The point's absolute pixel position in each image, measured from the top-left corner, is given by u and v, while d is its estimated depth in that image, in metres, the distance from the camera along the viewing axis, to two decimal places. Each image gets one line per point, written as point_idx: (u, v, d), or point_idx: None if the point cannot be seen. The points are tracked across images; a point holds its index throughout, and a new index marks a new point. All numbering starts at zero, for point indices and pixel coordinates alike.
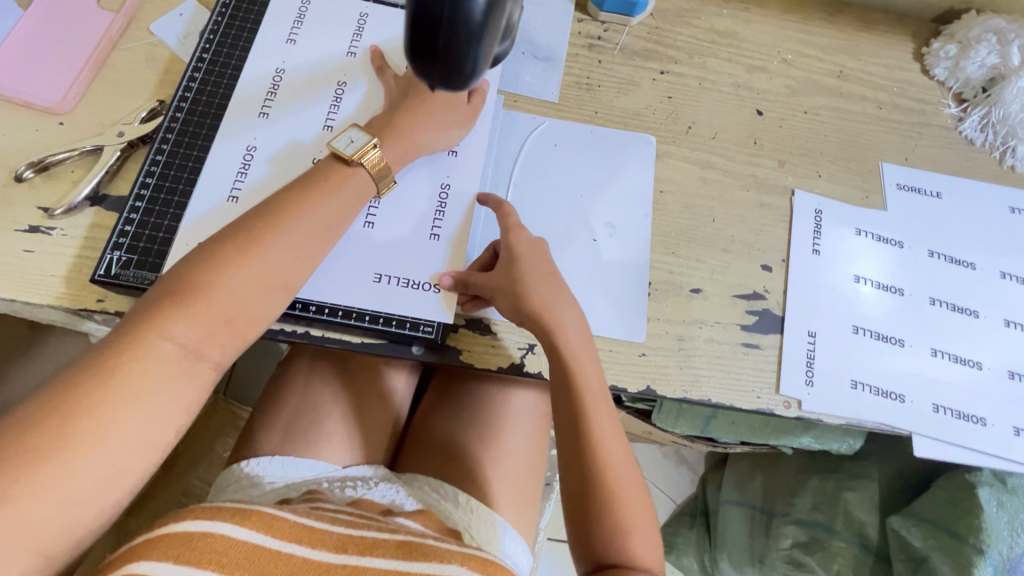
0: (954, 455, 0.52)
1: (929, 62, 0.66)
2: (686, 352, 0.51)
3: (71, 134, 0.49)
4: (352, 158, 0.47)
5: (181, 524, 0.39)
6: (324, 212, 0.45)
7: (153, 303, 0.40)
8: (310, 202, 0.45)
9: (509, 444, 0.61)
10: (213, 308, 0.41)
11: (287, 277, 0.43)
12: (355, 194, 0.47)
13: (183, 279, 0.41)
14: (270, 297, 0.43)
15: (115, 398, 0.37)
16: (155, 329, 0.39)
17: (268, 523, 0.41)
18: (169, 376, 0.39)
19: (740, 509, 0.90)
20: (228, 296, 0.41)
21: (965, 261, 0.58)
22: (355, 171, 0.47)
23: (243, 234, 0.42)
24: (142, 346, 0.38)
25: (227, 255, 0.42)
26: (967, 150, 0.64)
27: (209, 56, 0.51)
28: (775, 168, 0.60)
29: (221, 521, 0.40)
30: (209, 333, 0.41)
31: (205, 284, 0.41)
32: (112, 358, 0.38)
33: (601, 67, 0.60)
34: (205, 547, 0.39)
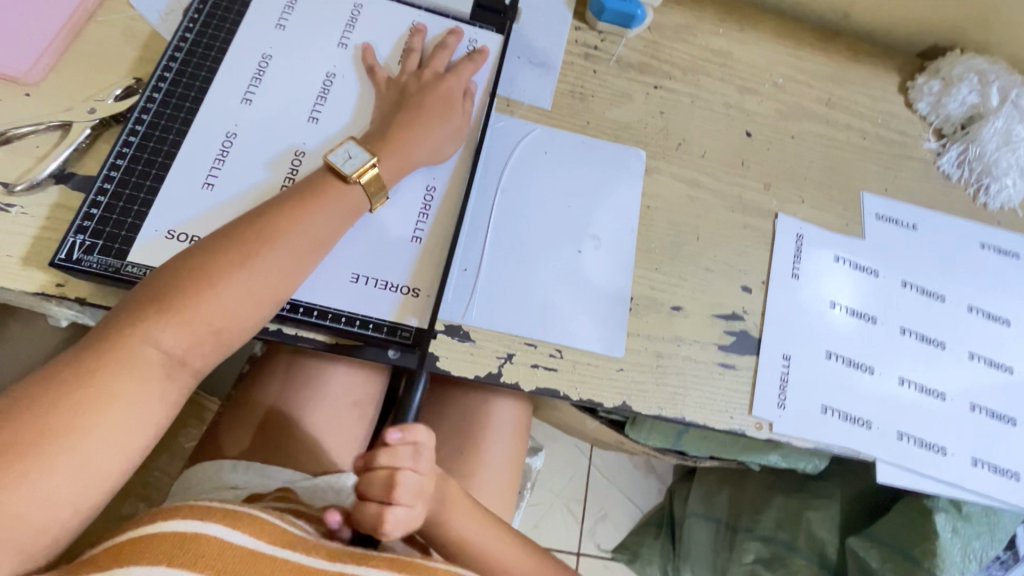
0: (915, 482, 0.53)
1: (913, 96, 0.68)
2: (664, 368, 0.51)
3: (38, 107, 0.47)
4: (351, 176, 0.46)
5: (169, 523, 0.38)
6: (320, 225, 0.44)
7: (140, 307, 0.39)
8: (306, 214, 0.44)
9: (483, 451, 0.61)
10: (199, 318, 0.40)
11: (278, 290, 0.42)
12: (353, 207, 0.46)
13: (170, 284, 0.40)
14: (258, 308, 0.42)
15: (96, 398, 0.37)
16: (139, 333, 0.38)
17: (262, 529, 0.41)
18: (150, 381, 0.39)
19: (706, 523, 0.91)
20: (217, 306, 0.40)
21: (936, 294, 0.60)
22: (351, 188, 0.46)
23: (236, 245, 0.41)
24: (125, 350, 0.38)
25: (219, 265, 0.40)
26: (944, 185, 0.66)
27: (192, 37, 0.49)
28: (761, 191, 0.60)
29: (214, 522, 0.39)
30: (195, 341, 0.40)
31: (195, 295, 0.40)
32: (96, 359, 0.38)
33: (596, 77, 0.60)
34: (198, 548, 0.38)
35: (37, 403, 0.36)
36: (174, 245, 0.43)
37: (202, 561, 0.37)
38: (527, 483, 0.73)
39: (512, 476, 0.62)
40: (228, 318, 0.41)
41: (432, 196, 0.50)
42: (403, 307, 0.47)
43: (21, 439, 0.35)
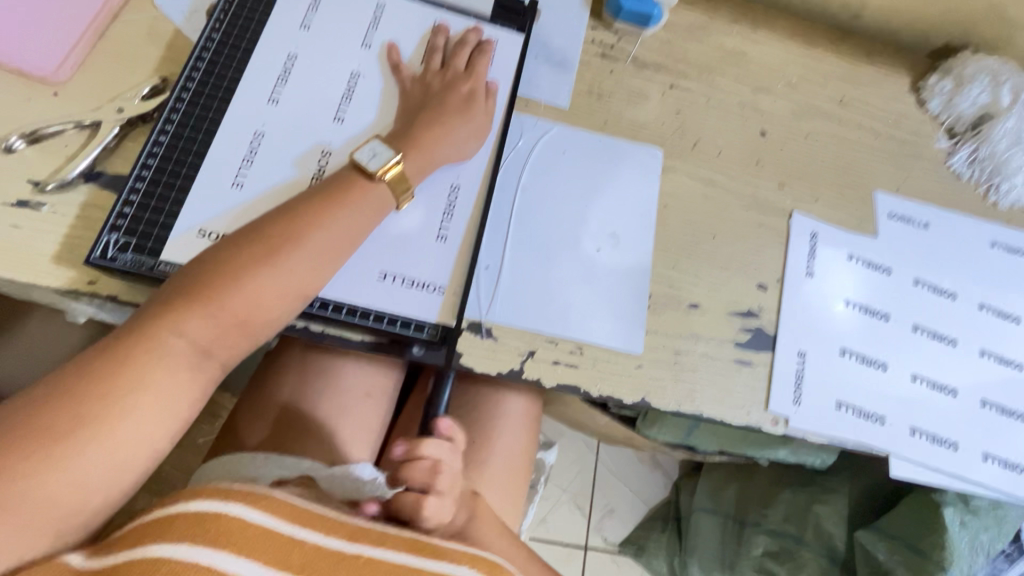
0: (927, 477, 0.54)
1: (924, 96, 0.69)
2: (682, 365, 0.52)
3: (66, 107, 0.47)
4: (375, 173, 0.46)
5: (193, 503, 0.38)
6: (346, 224, 0.45)
7: (169, 300, 0.40)
8: (333, 213, 0.44)
9: (500, 445, 0.62)
10: (226, 311, 0.41)
11: (304, 286, 0.43)
12: (377, 206, 0.46)
13: (199, 277, 0.41)
14: (284, 303, 0.42)
15: (126, 387, 0.38)
16: (168, 325, 0.40)
17: (285, 510, 0.40)
18: (178, 371, 0.40)
19: (712, 517, 0.92)
20: (244, 301, 0.41)
21: (947, 291, 0.61)
22: (376, 186, 0.46)
23: (265, 241, 0.42)
24: (154, 341, 0.39)
25: (247, 261, 0.41)
26: (955, 184, 0.66)
27: (218, 36, 0.50)
28: (775, 190, 0.61)
29: (236, 502, 0.38)
30: (221, 333, 0.41)
31: (222, 288, 0.40)
32: (128, 349, 0.38)
33: (613, 76, 0.61)
34: (220, 528, 0.37)
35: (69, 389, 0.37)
36: (207, 243, 0.44)
37: (223, 539, 0.37)
38: (541, 477, 0.74)
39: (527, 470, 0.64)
40: (255, 309, 0.42)
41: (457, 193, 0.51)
42: (432, 303, 0.47)
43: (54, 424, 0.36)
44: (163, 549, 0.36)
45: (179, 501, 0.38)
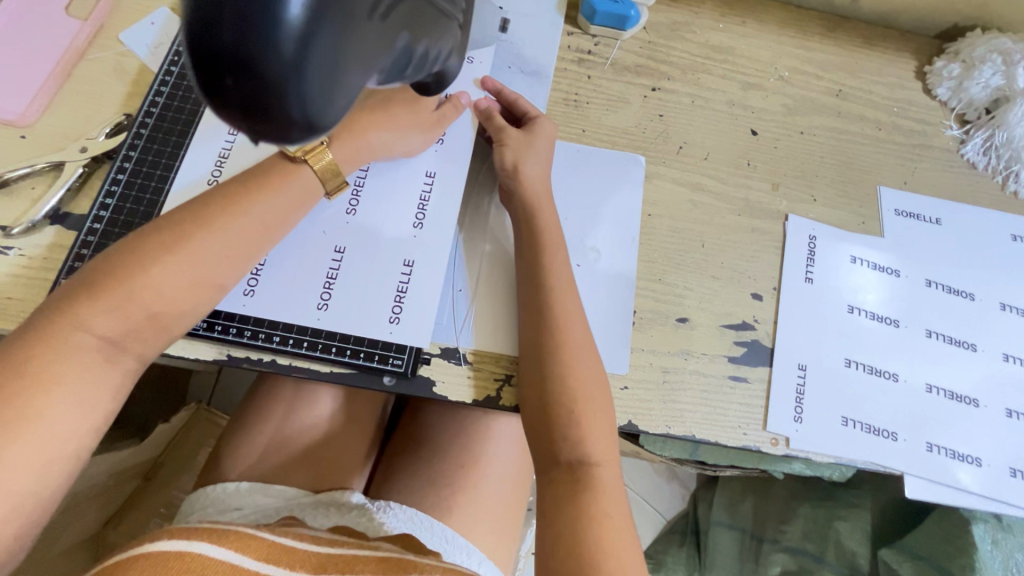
0: (947, 497, 0.50)
1: (931, 82, 0.64)
2: (671, 385, 0.49)
3: (33, 149, 0.47)
4: (296, 154, 0.45)
5: (156, 544, 0.39)
6: (263, 211, 0.42)
7: (172, 221, 0.40)
8: (250, 199, 0.42)
9: (490, 469, 0.59)
10: (137, 302, 0.38)
11: (217, 275, 0.40)
12: (301, 193, 0.44)
13: (104, 270, 0.38)
14: (199, 295, 0.40)
15: (41, 385, 0.35)
16: (72, 318, 0.36)
17: (248, 545, 0.41)
18: (93, 368, 0.37)
19: (730, 533, 0.87)
20: (156, 292, 0.38)
21: (964, 292, 0.56)
22: (299, 168, 0.45)
23: (171, 230, 0.39)
24: (59, 339, 0.36)
25: (156, 249, 0.39)
26: (969, 174, 0.62)
27: (178, 69, 0.50)
28: (769, 192, 0.57)
29: (199, 540, 0.40)
30: (131, 327, 0.38)
31: (222, 207, 0.41)
32: (130, 265, 0.38)
33: (590, 82, 0.58)
34: (182, 566, 0.38)
35: (60, 313, 0.36)
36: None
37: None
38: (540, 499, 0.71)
39: (519, 493, 0.61)
40: (259, 210, 0.42)
41: (426, 201, 0.50)
42: (391, 322, 0.46)
43: (46, 339, 0.36)
44: None
45: (142, 545, 0.39)
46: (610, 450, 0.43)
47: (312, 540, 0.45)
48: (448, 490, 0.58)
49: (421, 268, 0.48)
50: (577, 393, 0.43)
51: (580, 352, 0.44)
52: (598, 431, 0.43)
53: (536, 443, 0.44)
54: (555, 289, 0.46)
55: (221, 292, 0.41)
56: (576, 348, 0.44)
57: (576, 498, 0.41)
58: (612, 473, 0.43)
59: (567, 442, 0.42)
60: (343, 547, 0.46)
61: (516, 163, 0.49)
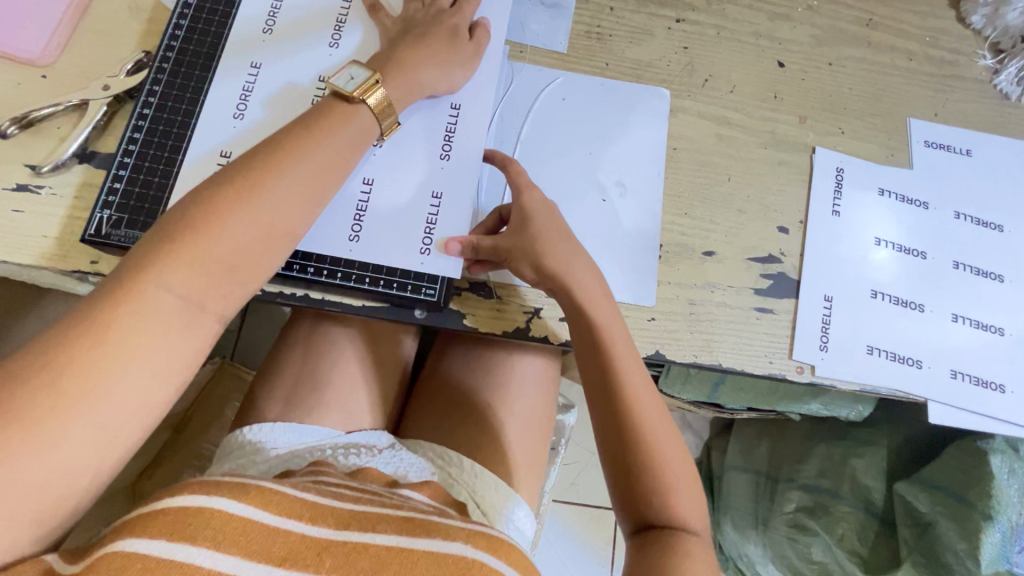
0: (970, 422, 0.51)
1: (965, 10, 0.62)
2: (697, 316, 0.50)
3: (55, 89, 0.47)
4: (354, 95, 0.44)
5: (175, 498, 0.37)
6: (326, 155, 0.42)
7: (240, 168, 0.39)
8: (311, 143, 0.41)
9: (515, 407, 0.61)
10: (215, 255, 0.37)
11: (289, 223, 0.40)
12: (359, 135, 0.44)
13: (179, 224, 0.37)
14: (273, 245, 0.40)
15: (110, 357, 0.34)
16: (151, 278, 0.36)
17: (268, 499, 0.38)
18: (173, 328, 0.36)
19: (745, 475, 0.89)
20: (231, 243, 0.38)
21: (992, 224, 0.56)
22: (357, 108, 0.44)
23: (239, 179, 0.39)
24: (140, 298, 0.35)
25: (227, 199, 0.38)
26: (1001, 105, 0.60)
27: (195, 3, 0.49)
28: (796, 125, 0.56)
29: (218, 495, 0.37)
30: (210, 281, 0.37)
31: (287, 151, 0.40)
32: (203, 218, 0.37)
33: (613, 14, 0.57)
34: (201, 522, 0.36)
35: (141, 266, 0.36)
36: (220, 167, 0.44)
37: (202, 535, 0.35)
38: (561, 439, 0.72)
39: (543, 431, 0.62)
40: (324, 154, 0.42)
41: (452, 134, 0.49)
42: (420, 253, 0.46)
43: (130, 293, 0.35)
44: (138, 543, 0.34)
45: (161, 499, 0.37)
46: (665, 426, 0.44)
47: (337, 496, 0.42)
48: (476, 427, 0.59)
49: (449, 201, 0.47)
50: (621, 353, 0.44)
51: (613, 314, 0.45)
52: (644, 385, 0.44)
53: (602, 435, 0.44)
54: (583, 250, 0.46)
55: (292, 242, 0.41)
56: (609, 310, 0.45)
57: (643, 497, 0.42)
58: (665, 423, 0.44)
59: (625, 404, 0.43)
60: (369, 503, 0.42)
61: None
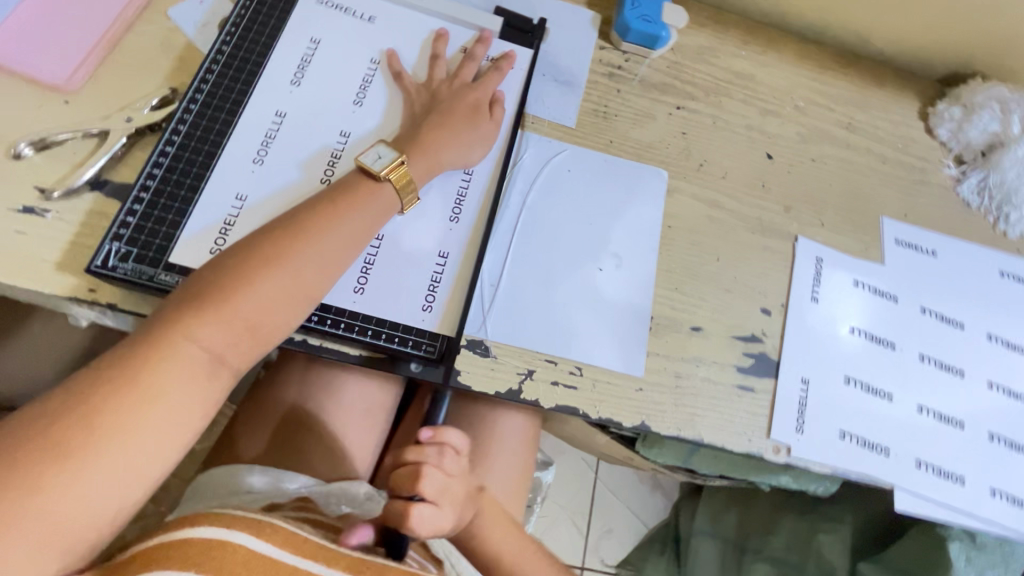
0: (931, 511, 0.53)
1: (933, 122, 0.68)
2: (682, 389, 0.52)
3: (76, 115, 0.48)
4: (381, 174, 0.46)
5: (196, 529, 0.38)
6: (352, 226, 0.44)
7: (272, 233, 0.42)
8: (339, 214, 0.44)
9: (496, 463, 0.61)
10: (240, 314, 0.39)
11: (313, 286, 0.42)
12: (383, 208, 0.46)
13: (210, 282, 0.39)
14: (295, 307, 0.41)
15: (142, 397, 0.36)
16: (181, 329, 0.38)
17: (287, 538, 0.40)
18: (193, 379, 0.38)
19: (713, 543, 0.89)
20: (255, 304, 0.39)
21: (955, 321, 0.60)
22: (382, 187, 0.47)
23: (271, 244, 0.41)
24: (168, 348, 0.37)
25: (258, 262, 0.40)
26: (964, 212, 0.66)
27: (228, 49, 0.51)
28: (781, 214, 0.60)
29: (239, 530, 0.39)
30: (232, 338, 0.39)
31: (317, 222, 0.43)
32: (233, 278, 0.39)
33: (619, 96, 0.61)
34: (222, 557, 0.38)
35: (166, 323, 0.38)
36: (234, 211, 0.46)
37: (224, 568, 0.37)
38: (538, 496, 0.72)
39: (521, 489, 0.62)
40: (348, 225, 0.44)
41: (462, 198, 0.52)
42: (423, 310, 0.47)
43: (155, 348, 0.37)
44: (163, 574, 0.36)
45: (183, 528, 0.39)
46: None
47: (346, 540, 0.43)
48: None
49: (455, 262, 0.49)
50: None
51: None
52: None
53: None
54: None
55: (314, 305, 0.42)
56: None
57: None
58: None
59: None
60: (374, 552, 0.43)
61: None
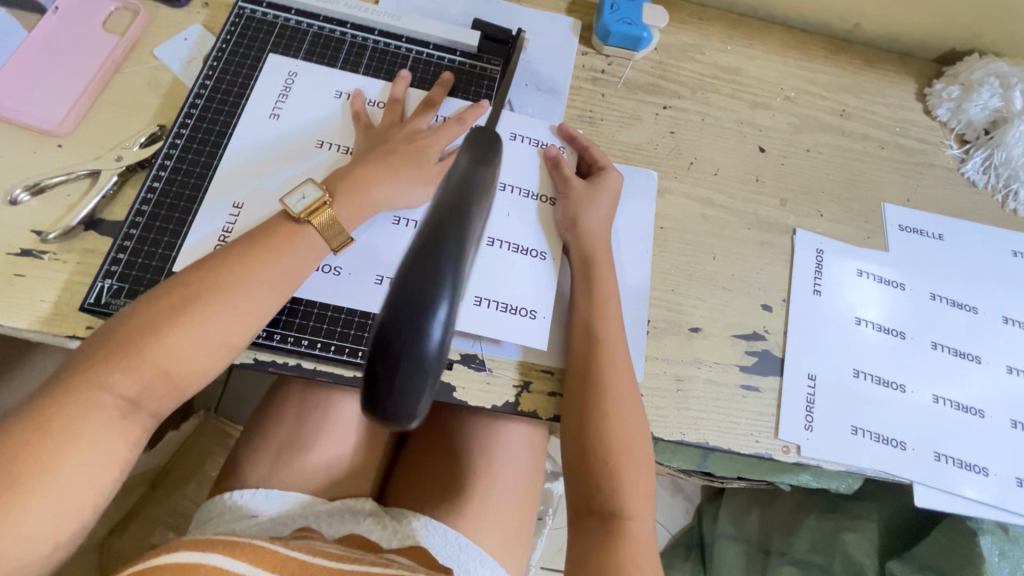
0: (956, 505, 0.51)
1: (931, 103, 0.66)
2: (683, 393, 0.51)
3: (69, 157, 0.49)
4: (302, 215, 0.45)
5: (172, 555, 0.38)
6: (269, 273, 0.43)
7: (184, 282, 0.41)
8: (253, 262, 0.42)
9: (504, 478, 0.59)
10: (150, 363, 0.39)
11: (229, 336, 0.41)
12: (305, 253, 0.44)
13: (121, 333, 0.39)
14: (213, 349, 0.41)
15: (66, 448, 0.37)
16: (94, 379, 0.38)
17: (261, 556, 0.39)
18: (107, 426, 0.38)
19: (737, 545, 0.86)
20: (168, 352, 0.39)
21: (967, 305, 0.58)
22: (304, 229, 0.45)
23: (186, 291, 0.41)
24: (81, 399, 0.37)
25: (167, 312, 0.40)
26: (970, 192, 0.64)
27: (211, 83, 0.52)
28: (777, 207, 0.59)
29: (213, 552, 0.38)
30: (148, 386, 0.39)
31: (240, 266, 0.42)
32: (145, 327, 0.39)
33: (604, 100, 0.61)
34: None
35: (77, 381, 0.38)
36: None
37: None
38: (549, 508, 0.72)
39: (532, 502, 0.61)
40: (267, 275, 0.43)
41: None
42: None
43: (87, 387, 0.38)
44: None
45: (159, 555, 0.38)
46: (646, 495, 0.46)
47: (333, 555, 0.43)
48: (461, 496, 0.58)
49: (553, 258, 0.51)
50: (618, 450, 0.45)
51: (630, 417, 0.46)
52: (636, 486, 0.45)
53: (573, 488, 0.47)
54: (603, 329, 0.48)
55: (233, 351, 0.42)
56: (619, 391, 0.46)
57: (609, 547, 0.44)
58: (641, 511, 0.45)
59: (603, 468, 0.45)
60: (357, 563, 0.42)
61: (574, 217, 0.51)
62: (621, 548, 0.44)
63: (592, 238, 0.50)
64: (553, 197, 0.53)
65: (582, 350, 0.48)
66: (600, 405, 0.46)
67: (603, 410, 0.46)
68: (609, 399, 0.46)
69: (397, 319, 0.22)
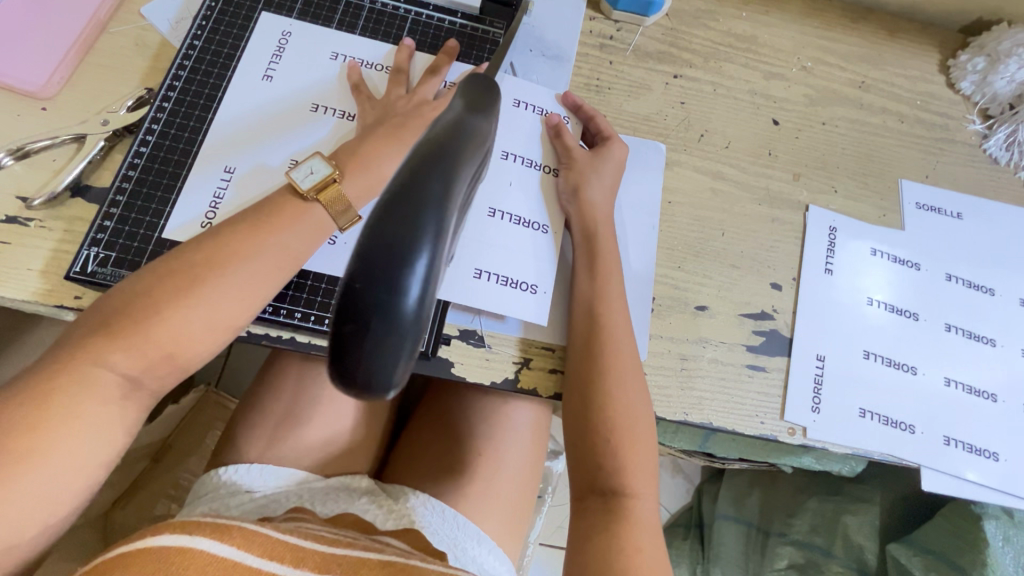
0: (963, 489, 0.50)
1: (955, 76, 0.63)
2: (688, 373, 0.49)
3: (54, 120, 0.47)
4: (308, 193, 0.42)
5: (157, 538, 0.36)
6: (272, 255, 0.41)
7: (184, 260, 0.39)
8: (255, 243, 0.40)
9: (505, 457, 0.59)
10: (154, 343, 0.38)
11: (232, 318, 0.40)
12: (310, 232, 0.42)
13: (120, 309, 0.38)
14: (217, 329, 0.40)
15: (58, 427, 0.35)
16: (92, 356, 0.37)
17: (251, 542, 0.38)
18: (106, 404, 0.37)
19: (736, 526, 0.87)
20: (170, 331, 0.38)
21: (984, 287, 0.56)
22: (311, 207, 0.42)
23: (187, 271, 0.39)
24: (78, 376, 0.36)
25: (170, 290, 0.38)
26: (991, 170, 0.61)
27: (200, 43, 0.49)
28: (789, 182, 0.57)
29: (200, 535, 0.37)
30: (151, 364, 0.38)
31: (242, 245, 0.40)
32: (145, 305, 0.38)
33: (612, 68, 0.58)
34: (182, 564, 0.35)
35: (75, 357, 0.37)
36: (203, 228, 0.44)
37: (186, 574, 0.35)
38: (548, 487, 0.72)
39: (533, 482, 0.60)
40: (268, 254, 0.41)
41: None
42: None
43: (86, 365, 0.37)
44: None
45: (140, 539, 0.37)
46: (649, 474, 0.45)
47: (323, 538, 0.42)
48: (461, 473, 0.57)
49: (554, 232, 0.49)
50: (621, 430, 0.44)
51: (632, 394, 0.45)
52: (637, 467, 0.44)
53: (572, 466, 0.46)
54: (604, 307, 0.46)
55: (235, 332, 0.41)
56: (621, 370, 0.45)
57: (608, 527, 0.43)
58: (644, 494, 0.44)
59: (603, 446, 0.44)
60: (348, 547, 0.42)
61: (578, 186, 0.49)
62: (617, 528, 0.43)
63: (596, 211, 0.48)
64: (556, 165, 0.51)
65: (584, 326, 0.46)
66: (599, 383, 0.44)
67: (603, 387, 0.44)
68: (611, 379, 0.44)
69: (370, 267, 0.22)
